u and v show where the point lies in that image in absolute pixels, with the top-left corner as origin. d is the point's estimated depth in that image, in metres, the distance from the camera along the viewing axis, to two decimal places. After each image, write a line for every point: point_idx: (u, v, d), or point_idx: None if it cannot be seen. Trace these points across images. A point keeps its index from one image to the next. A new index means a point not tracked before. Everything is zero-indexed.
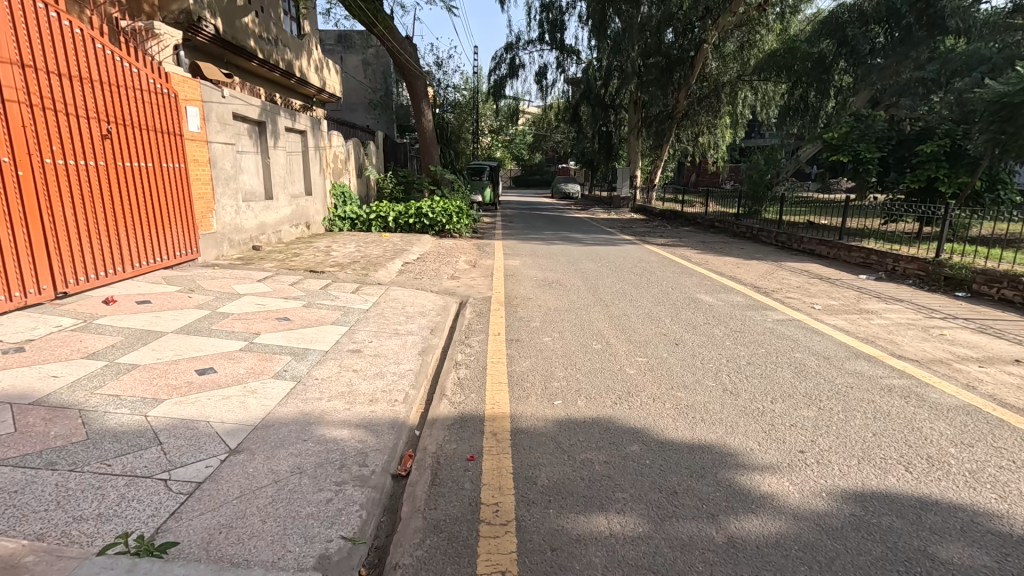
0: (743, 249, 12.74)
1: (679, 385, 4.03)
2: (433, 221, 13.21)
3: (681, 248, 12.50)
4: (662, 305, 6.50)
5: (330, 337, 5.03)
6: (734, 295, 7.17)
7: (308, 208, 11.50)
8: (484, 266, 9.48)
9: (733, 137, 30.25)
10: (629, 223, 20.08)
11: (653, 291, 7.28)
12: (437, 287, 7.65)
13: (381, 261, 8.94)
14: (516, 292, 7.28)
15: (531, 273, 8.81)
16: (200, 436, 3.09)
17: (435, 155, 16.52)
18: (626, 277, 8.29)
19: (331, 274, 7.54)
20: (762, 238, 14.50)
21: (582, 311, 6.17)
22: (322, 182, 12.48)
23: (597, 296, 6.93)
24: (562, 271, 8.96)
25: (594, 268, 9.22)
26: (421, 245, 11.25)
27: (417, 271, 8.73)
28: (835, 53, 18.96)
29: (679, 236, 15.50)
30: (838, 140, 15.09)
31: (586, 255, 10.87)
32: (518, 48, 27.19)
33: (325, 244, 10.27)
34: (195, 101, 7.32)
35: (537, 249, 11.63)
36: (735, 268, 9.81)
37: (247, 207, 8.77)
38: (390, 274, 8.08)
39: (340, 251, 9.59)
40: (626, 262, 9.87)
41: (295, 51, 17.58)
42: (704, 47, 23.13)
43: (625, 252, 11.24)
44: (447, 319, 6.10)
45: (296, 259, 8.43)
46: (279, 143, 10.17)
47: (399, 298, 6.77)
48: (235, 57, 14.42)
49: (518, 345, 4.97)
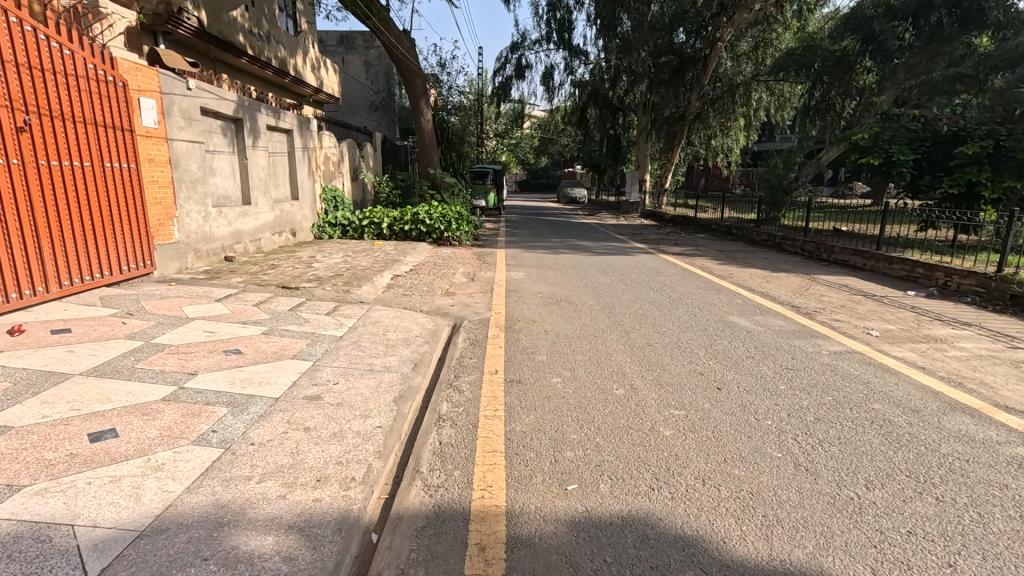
0: (767, 259, 11.69)
1: (735, 458, 3.01)
2: (431, 228, 12.17)
3: (700, 259, 11.47)
4: (690, 331, 5.49)
5: (285, 378, 4.03)
6: (772, 317, 6.15)
7: (293, 214, 10.60)
8: (484, 280, 8.50)
9: (746, 140, 29.21)
10: (639, 229, 19.05)
11: (678, 312, 6.28)
12: (428, 305, 6.68)
13: (368, 274, 7.97)
14: (519, 312, 6.30)
15: (536, 287, 7.83)
16: (47, 555, 2.10)
17: (435, 157, 15.60)
18: (645, 294, 7.28)
19: (306, 291, 6.57)
20: (785, 247, 13.45)
21: (596, 340, 5.18)
22: (311, 185, 11.59)
23: (613, 319, 5.93)
24: (570, 285, 7.97)
25: (607, 282, 8.23)
26: (416, 254, 10.29)
27: (408, 285, 7.76)
28: (859, 51, 17.93)
29: (695, 244, 14.47)
30: (867, 143, 14.05)
31: (597, 266, 9.86)
32: (524, 48, 26.28)
33: (309, 254, 9.31)
34: (150, 91, 6.33)
35: (542, 259, 10.63)
36: (764, 283, 8.77)
37: (219, 213, 7.84)
38: (376, 290, 7.10)
39: (324, 262, 8.62)
40: (642, 275, 8.86)
41: (289, 49, 16.76)
42: (718, 46, 22.18)
43: (640, 263, 10.24)
44: (436, 349, 5.11)
45: (270, 272, 7.46)
46: (259, 142, 9.25)
47: (382, 321, 5.78)
48: (222, 53, 13.60)
49: (519, 389, 3.96)
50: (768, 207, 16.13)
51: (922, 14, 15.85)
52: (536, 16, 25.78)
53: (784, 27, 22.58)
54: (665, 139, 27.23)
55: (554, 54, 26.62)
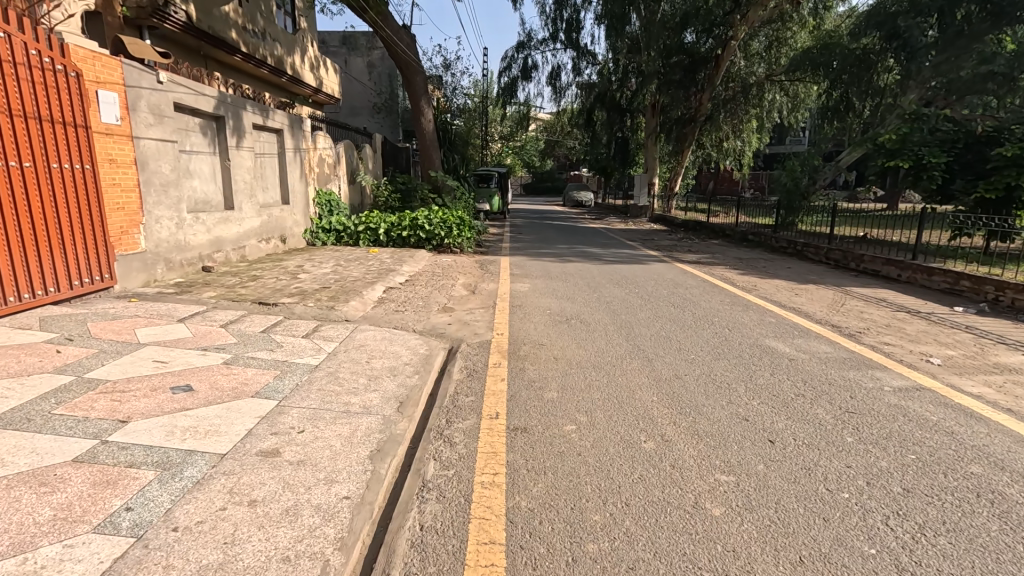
0: (790, 269, 10.90)
1: (816, 557, 2.25)
2: (431, 234, 11.43)
3: (719, 268, 10.69)
4: (723, 360, 4.72)
5: (238, 427, 3.28)
6: (814, 341, 5.37)
7: (283, 220, 9.93)
8: (486, 292, 7.78)
9: (758, 142, 28.39)
10: (651, 234, 18.24)
11: (705, 334, 5.52)
12: (422, 324, 5.94)
13: (359, 286, 7.24)
14: (524, 333, 5.56)
15: (543, 302, 7.09)
16: None
17: (436, 160, 14.90)
18: (665, 311, 6.52)
19: (285, 308, 5.86)
20: (807, 254, 12.62)
21: (616, 371, 4.43)
22: (304, 189, 10.93)
23: (633, 343, 5.17)
24: (580, 299, 7.23)
25: (620, 295, 7.50)
26: (414, 263, 9.57)
27: (402, 299, 7.03)
28: (882, 48, 17.14)
29: (710, 251, 13.69)
30: (893, 145, 13.25)
31: (609, 276, 9.11)
32: (530, 47, 25.63)
33: (297, 263, 8.61)
34: (110, 83, 5.65)
35: (550, 268, 9.89)
36: (794, 296, 7.99)
37: (195, 219, 7.15)
38: (365, 306, 6.38)
39: (311, 272, 7.90)
40: (658, 287, 8.10)
41: (286, 47, 16.17)
42: (731, 45, 21.45)
43: (655, 273, 9.48)
44: (427, 382, 4.36)
45: (249, 285, 6.75)
46: (244, 142, 8.56)
47: (367, 344, 5.05)
48: (214, 50, 13.02)
49: (525, 442, 3.21)
50: (786, 213, 15.29)
51: (949, 9, 15.04)
52: (542, 14, 25.16)
53: (799, 25, 21.76)
54: (674, 142, 26.21)
55: (561, 53, 25.96)
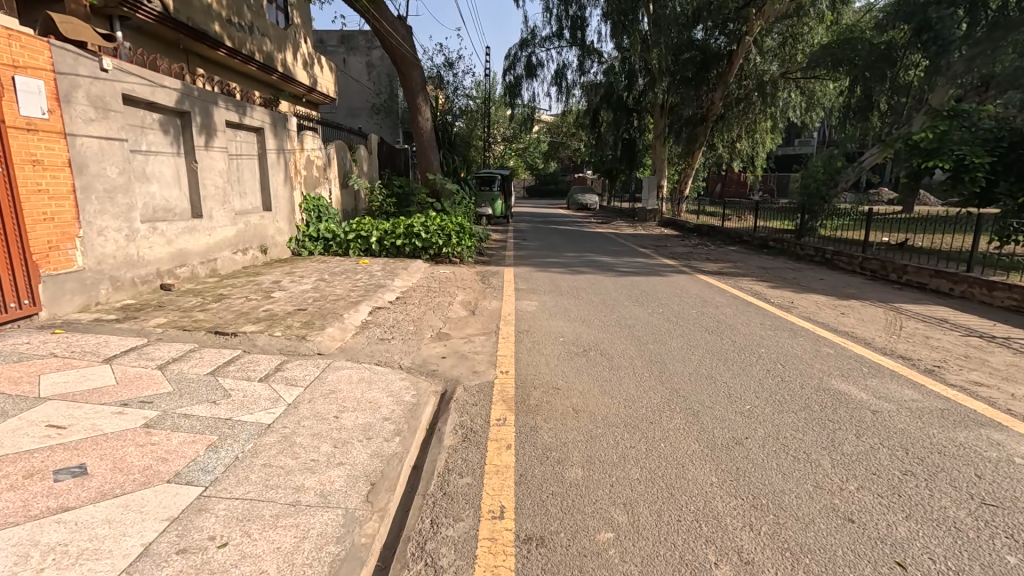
0: (824, 281, 9.86)
1: None
2: (427, 243, 10.44)
3: (746, 281, 9.67)
4: (791, 415, 3.69)
5: (130, 543, 2.28)
6: (894, 383, 4.33)
7: (263, 228, 8.96)
8: (489, 312, 6.79)
9: (771, 143, 27.40)
10: (663, 240, 17.22)
11: (756, 375, 4.51)
12: (409, 358, 4.93)
13: (339, 307, 6.24)
14: (533, 371, 4.55)
15: (554, 325, 6.07)
16: None
17: (435, 162, 13.87)
18: (698, 339, 5.52)
19: (247, 338, 4.88)
20: (838, 263, 11.57)
21: (656, 434, 3.42)
22: (289, 193, 9.98)
23: (671, 389, 4.15)
24: (596, 322, 6.22)
25: (641, 316, 6.52)
26: (407, 276, 8.58)
27: (389, 322, 6.04)
28: (910, 42, 16.10)
29: (730, 259, 12.67)
30: (930, 144, 12.24)
31: (626, 291, 8.10)
32: (534, 45, 24.69)
33: (274, 278, 7.62)
34: (34, 69, 4.68)
35: (560, 282, 8.89)
36: (841, 317, 6.96)
37: (151, 230, 6.18)
38: (345, 334, 5.38)
39: (288, 290, 6.92)
40: (683, 305, 7.09)
41: (276, 42, 15.26)
42: (746, 40, 20.47)
43: (679, 287, 8.47)
44: (409, 450, 3.34)
45: (211, 308, 5.78)
46: (216, 142, 7.60)
47: (339, 392, 4.04)
48: (194, 44, 12.09)
49: (543, 569, 2.22)
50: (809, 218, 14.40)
51: None
52: (547, 11, 24.22)
53: (817, 20, 20.73)
54: (684, 143, 25.20)
55: (566, 52, 25.05)
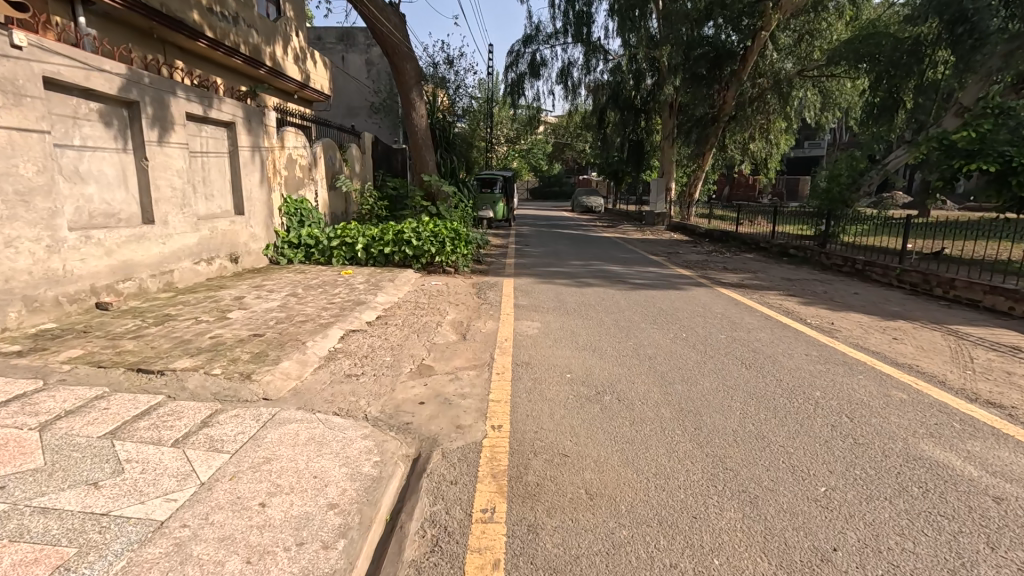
0: (860, 296, 8.86)
1: None
2: (419, 251, 9.44)
3: (772, 296, 8.66)
4: (888, 507, 2.69)
5: None
6: (1005, 451, 3.30)
7: (232, 234, 8.01)
8: (483, 336, 5.82)
9: (785, 145, 26.41)
10: (675, 247, 16.25)
11: (821, 433, 3.51)
12: (376, 405, 3.93)
13: (304, 332, 5.26)
14: (534, 427, 3.56)
15: (559, 356, 5.06)
16: None
17: (430, 162, 12.86)
18: (735, 377, 4.53)
19: (175, 377, 3.90)
20: (870, 275, 10.54)
21: (706, 543, 2.42)
22: (265, 196, 9.04)
23: (716, 459, 3.16)
24: (610, 351, 5.22)
25: (663, 343, 5.52)
26: (393, 290, 7.60)
27: (362, 352, 5.06)
28: (941, 36, 15.13)
29: (750, 269, 11.68)
30: (968, 146, 11.25)
31: (640, 309, 7.11)
32: (538, 41, 23.74)
33: (238, 293, 6.66)
34: None
35: (565, 296, 7.92)
36: (894, 343, 5.95)
37: (83, 239, 5.24)
38: (303, 369, 4.42)
39: (249, 309, 5.95)
40: (709, 329, 6.09)
41: (264, 35, 14.39)
42: (761, 36, 19.30)
43: (700, 305, 7.48)
44: (356, 566, 2.36)
45: (147, 334, 4.81)
46: (175, 137, 6.66)
47: (275, 462, 3.05)
48: (171, 34, 11.18)
49: None
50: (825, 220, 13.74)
51: None
52: (552, 6, 23.31)
53: (837, 16, 19.75)
54: (695, 144, 24.23)
55: (571, 49, 24.11)
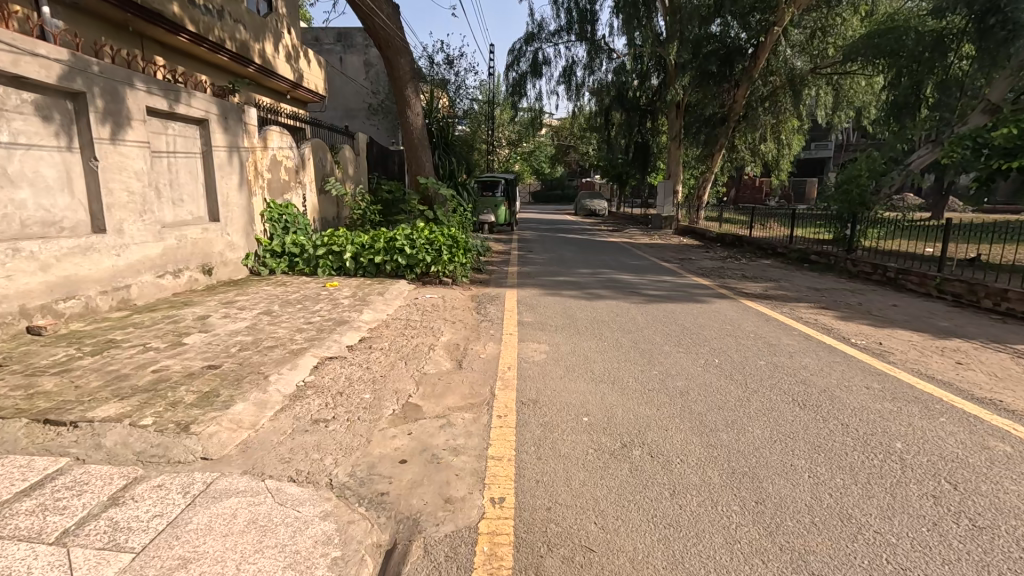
0: (899, 309, 8.02)
1: None
2: (412, 259, 8.61)
3: (803, 310, 7.82)
4: None
5: None
6: None
7: (204, 243, 7.22)
8: (482, 363, 5.00)
9: (796, 146, 25.54)
10: (686, 252, 15.41)
11: (923, 510, 2.68)
12: (344, 466, 3.10)
13: (269, 362, 4.46)
14: (548, 504, 2.74)
15: (572, 391, 4.23)
16: None
17: (428, 163, 12.04)
18: (791, 421, 3.71)
19: (88, 430, 3.09)
20: (903, 284, 9.69)
21: None
22: (245, 201, 8.24)
23: (796, 557, 2.34)
24: (632, 384, 4.38)
25: (694, 373, 4.69)
26: (382, 305, 6.79)
27: (336, 388, 4.23)
28: (968, 28, 14.24)
29: (771, 278, 10.84)
30: (1007, 143, 10.30)
31: (660, 327, 6.27)
32: (541, 39, 23.01)
33: (203, 311, 5.86)
34: None
35: (574, 311, 7.09)
36: (961, 370, 5.09)
37: (9, 254, 4.46)
38: (261, 414, 3.60)
39: (211, 332, 5.15)
40: (743, 355, 5.25)
41: (252, 31, 13.62)
42: (774, 31, 18.58)
43: (728, 321, 6.64)
44: None
45: (75, 368, 4.00)
46: (133, 134, 5.87)
47: (193, 566, 2.22)
48: (148, 27, 10.40)
49: None
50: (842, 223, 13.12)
51: None
52: (555, 3, 22.56)
53: (852, 11, 18.86)
54: (703, 145, 23.46)
55: (575, 48, 23.35)
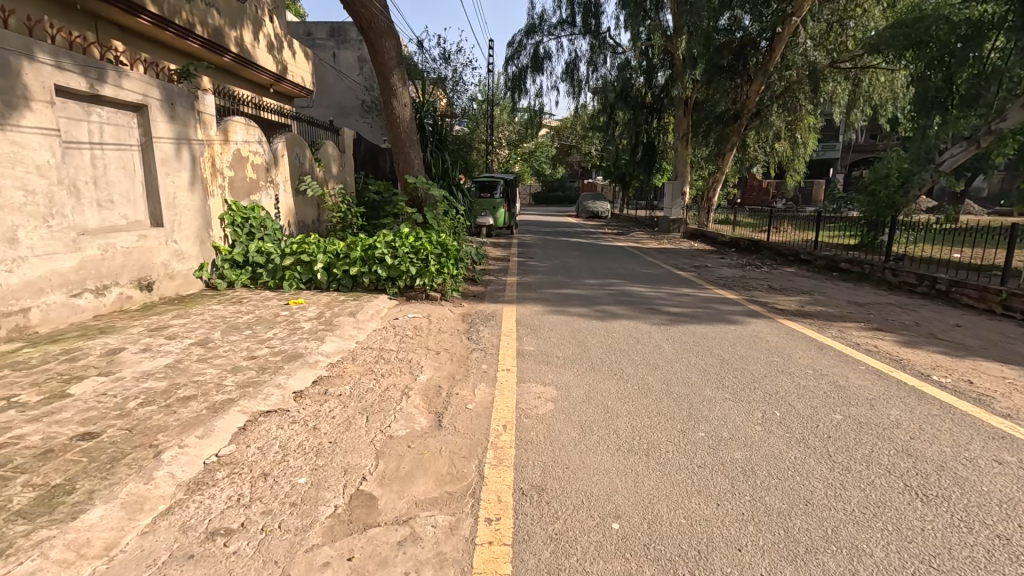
0: (967, 331, 6.79)
1: None
2: (395, 270, 7.38)
3: (855, 332, 6.59)
4: None
5: None
6: None
7: (142, 252, 6.03)
8: (468, 419, 3.76)
9: (812, 145, 24.23)
10: (700, 259, 14.17)
11: None
12: None
13: (177, 424, 3.25)
14: None
15: (592, 474, 2.99)
16: None
17: (417, 161, 10.79)
18: (921, 534, 2.49)
19: None
20: (960, 298, 8.44)
21: None
22: (199, 202, 7.02)
23: None
24: (675, 460, 3.16)
25: (753, 436, 3.47)
26: (352, 330, 5.57)
27: (261, 467, 3.00)
28: (1011, 14, 12.95)
29: (803, 289, 9.61)
30: None
31: (694, 360, 5.05)
32: (542, 32, 21.85)
33: (119, 341, 4.65)
34: None
35: (585, 337, 5.86)
36: None
37: None
38: (125, 525, 2.39)
39: (113, 374, 3.93)
40: (811, 405, 4.02)
41: (228, 17, 12.40)
42: (792, 22, 17.31)
43: (774, 352, 5.42)
44: None
45: None
46: (34, 117, 4.72)
47: None
48: (100, 6, 9.20)
49: None
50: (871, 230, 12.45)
51: None
52: None
53: None
54: (713, 144, 22.23)
55: (578, 42, 22.17)
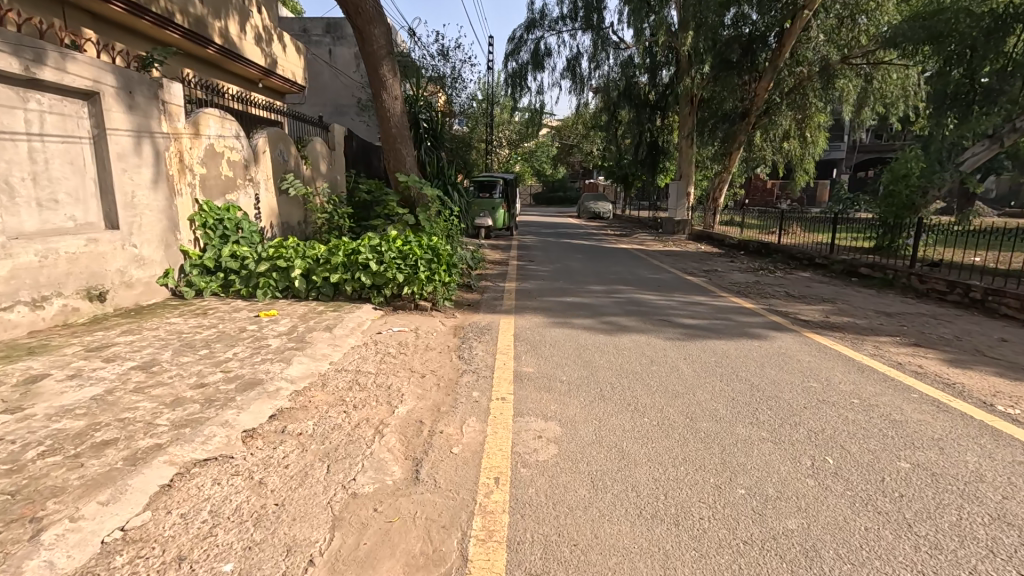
0: (1016, 347, 6.09)
1: None
2: (379, 278, 6.68)
3: (893, 348, 5.88)
4: None
5: None
6: None
7: (92, 257, 5.35)
8: (452, 468, 3.05)
9: (822, 143, 23.39)
10: (710, 263, 13.46)
11: None
12: None
13: (78, 483, 2.57)
14: None
15: (610, 559, 2.29)
16: None
17: (410, 158, 10.08)
18: None
19: None
20: (999, 308, 7.73)
21: None
22: (163, 202, 6.33)
23: None
24: (715, 535, 2.46)
25: (807, 497, 2.77)
26: (326, 349, 4.86)
27: (176, 546, 2.30)
28: None
29: (824, 297, 8.92)
30: None
31: (720, 387, 4.34)
32: (542, 27, 21.18)
33: (45, 364, 3.96)
34: None
35: (591, 355, 5.15)
36: None
37: None
38: None
39: (22, 410, 3.24)
40: (868, 449, 3.32)
41: (211, 6, 11.70)
42: (803, 15, 16.52)
43: (808, 374, 4.73)
44: None
45: None
46: None
47: None
48: None
49: None
50: (890, 232, 12.14)
51: None
52: None
53: None
54: (720, 142, 21.52)
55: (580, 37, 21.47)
